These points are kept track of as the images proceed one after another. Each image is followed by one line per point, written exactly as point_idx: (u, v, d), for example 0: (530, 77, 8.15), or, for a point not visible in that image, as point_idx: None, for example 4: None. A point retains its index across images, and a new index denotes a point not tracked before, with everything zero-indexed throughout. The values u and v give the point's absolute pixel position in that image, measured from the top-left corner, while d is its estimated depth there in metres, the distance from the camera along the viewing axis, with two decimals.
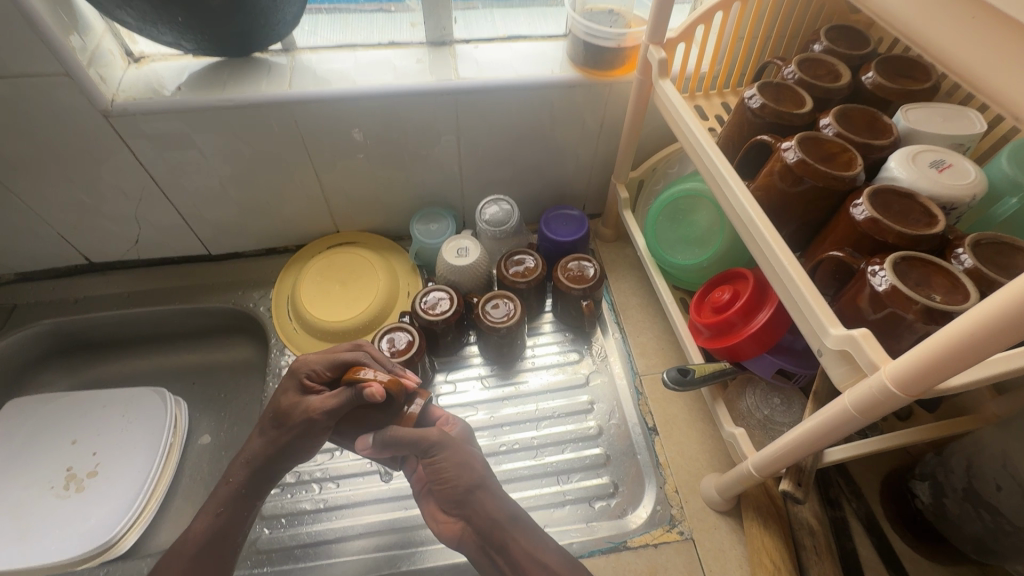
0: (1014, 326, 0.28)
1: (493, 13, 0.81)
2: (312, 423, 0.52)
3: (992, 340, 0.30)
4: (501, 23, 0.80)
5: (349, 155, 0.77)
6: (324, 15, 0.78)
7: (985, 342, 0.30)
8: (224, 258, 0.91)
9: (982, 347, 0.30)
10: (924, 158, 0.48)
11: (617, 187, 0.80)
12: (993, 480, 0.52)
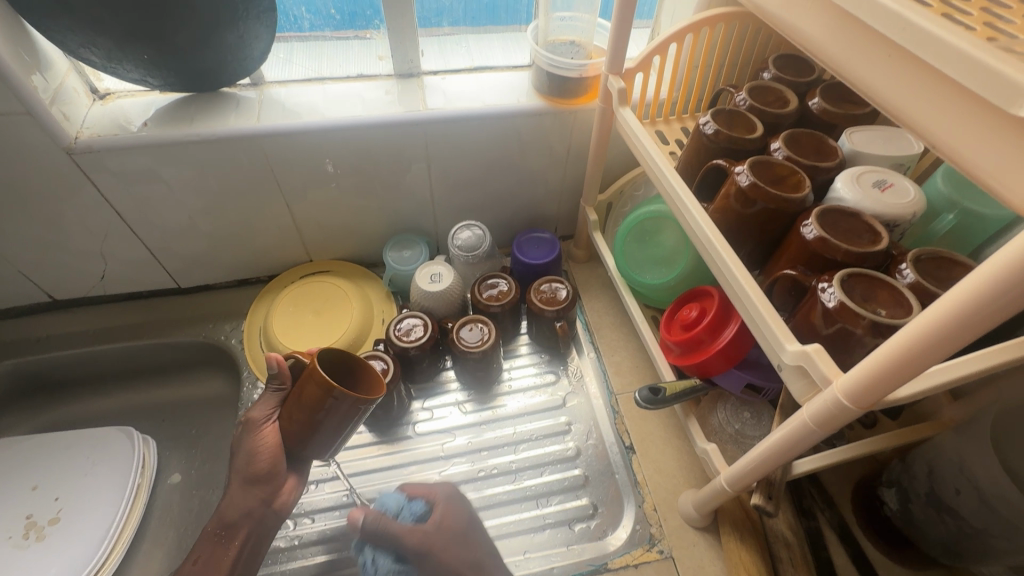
0: (943, 341, 0.30)
1: (464, 38, 0.83)
2: (254, 423, 0.56)
3: (927, 354, 0.31)
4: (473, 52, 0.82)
5: (321, 185, 0.77)
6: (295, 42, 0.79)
7: (920, 357, 0.32)
8: (194, 290, 0.90)
9: (919, 360, 0.32)
10: (867, 179, 0.50)
11: (586, 211, 0.83)
12: (953, 487, 0.53)
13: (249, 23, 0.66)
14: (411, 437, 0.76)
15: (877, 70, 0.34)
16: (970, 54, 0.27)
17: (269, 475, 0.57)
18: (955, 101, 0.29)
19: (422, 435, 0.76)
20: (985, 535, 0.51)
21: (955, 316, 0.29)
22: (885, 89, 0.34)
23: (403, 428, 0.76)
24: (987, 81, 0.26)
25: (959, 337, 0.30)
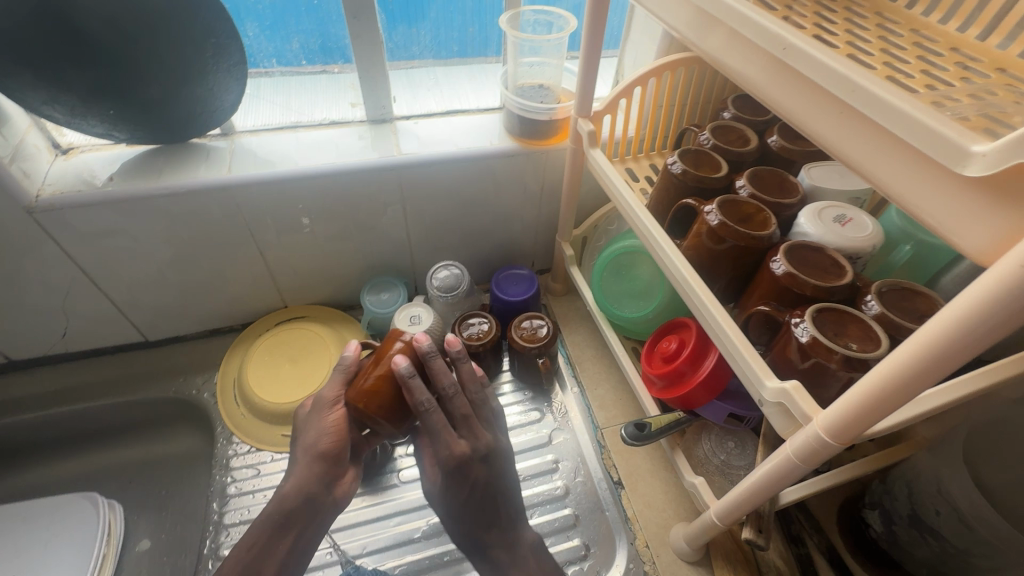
0: (911, 380, 0.32)
1: (434, 71, 0.83)
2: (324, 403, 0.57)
3: (897, 393, 0.33)
4: (442, 87, 0.84)
5: (295, 232, 0.77)
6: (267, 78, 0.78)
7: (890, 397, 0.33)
8: (163, 343, 0.86)
9: (891, 399, 0.33)
10: (829, 213, 0.53)
11: (562, 246, 0.84)
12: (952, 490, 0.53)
13: (218, 77, 0.66)
14: (397, 486, 0.74)
15: (814, 111, 0.34)
16: (921, 120, 0.27)
17: (335, 460, 0.56)
18: (898, 156, 0.29)
19: (408, 482, 0.74)
20: (967, 554, 0.52)
21: (922, 355, 0.30)
22: (839, 141, 0.33)
23: (387, 477, 0.74)
24: (938, 147, 0.26)
25: (928, 376, 0.31)
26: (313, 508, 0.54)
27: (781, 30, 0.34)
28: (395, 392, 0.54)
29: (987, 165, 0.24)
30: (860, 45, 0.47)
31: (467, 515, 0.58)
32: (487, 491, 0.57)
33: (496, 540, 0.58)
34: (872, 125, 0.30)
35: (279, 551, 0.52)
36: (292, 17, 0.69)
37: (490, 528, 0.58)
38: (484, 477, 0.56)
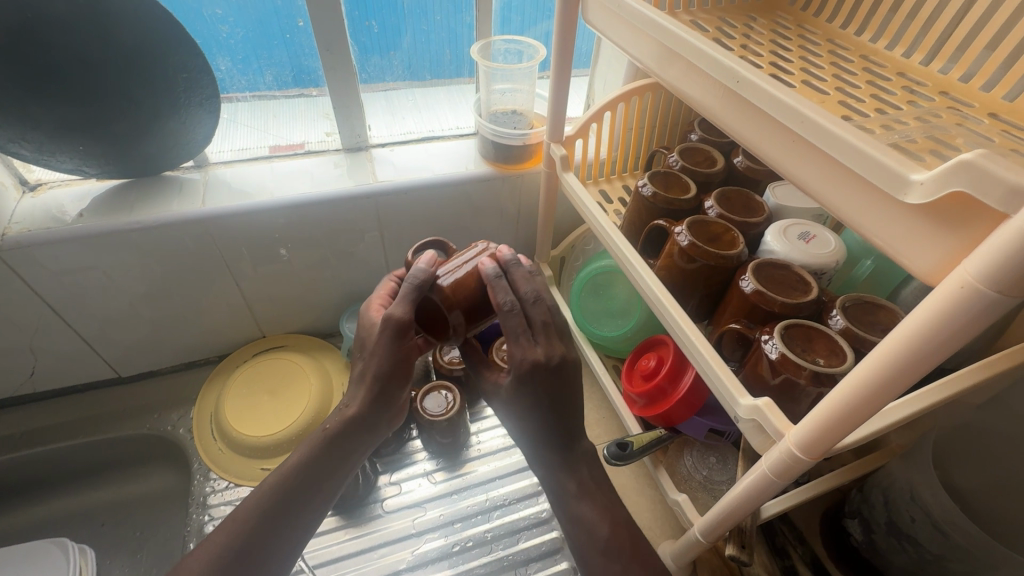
0: (866, 401, 0.32)
1: (413, 92, 0.83)
2: (389, 325, 0.47)
3: (855, 413, 0.33)
4: (421, 109, 0.85)
5: (272, 262, 0.76)
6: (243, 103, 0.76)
7: (854, 419, 0.34)
8: (137, 379, 0.84)
9: (850, 418, 0.34)
10: (793, 231, 0.55)
11: (540, 266, 0.85)
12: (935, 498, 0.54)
13: (191, 110, 0.65)
14: (381, 516, 0.72)
15: (767, 138, 0.36)
16: (863, 149, 0.28)
17: (396, 385, 0.52)
18: (846, 182, 0.31)
19: (392, 512, 0.73)
20: (943, 560, 0.53)
21: (874, 378, 0.31)
22: (793, 166, 0.34)
23: (371, 507, 0.73)
24: (880, 174, 0.28)
25: (883, 395, 0.31)
26: (364, 431, 0.53)
27: (734, 64, 0.36)
28: (476, 294, 0.47)
29: (926, 192, 0.25)
30: (814, 71, 0.50)
31: (530, 419, 0.52)
32: (557, 397, 0.50)
33: (556, 445, 0.53)
34: (820, 153, 0.32)
35: (328, 470, 0.52)
36: (265, 50, 0.70)
37: (550, 436, 0.52)
38: (555, 384, 0.48)
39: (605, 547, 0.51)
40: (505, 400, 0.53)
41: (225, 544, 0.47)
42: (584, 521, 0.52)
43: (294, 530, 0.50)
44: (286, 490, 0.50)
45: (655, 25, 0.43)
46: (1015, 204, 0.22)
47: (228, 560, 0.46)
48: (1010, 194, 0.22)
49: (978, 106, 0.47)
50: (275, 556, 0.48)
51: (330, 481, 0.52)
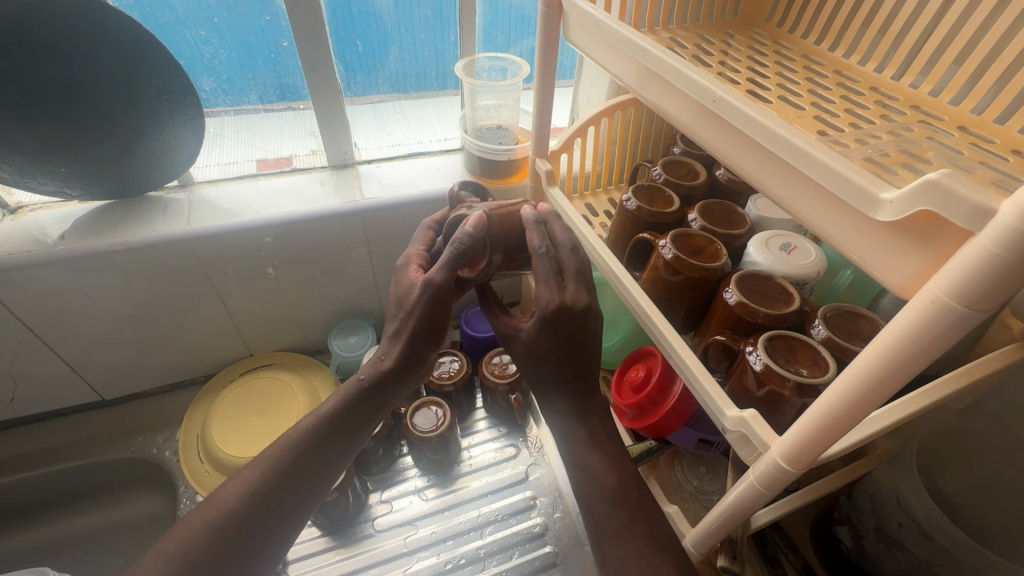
0: (847, 414, 0.32)
1: (401, 105, 0.83)
2: (434, 288, 0.48)
3: (837, 425, 0.34)
4: (410, 120, 0.85)
5: (259, 280, 0.76)
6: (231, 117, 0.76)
7: (837, 431, 0.34)
8: (120, 402, 0.83)
9: (833, 430, 0.34)
10: (775, 242, 0.56)
11: (529, 279, 0.86)
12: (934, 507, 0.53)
13: (174, 131, 0.65)
14: (372, 536, 0.72)
15: (744, 156, 0.36)
16: (836, 169, 0.29)
17: (433, 337, 0.52)
18: (821, 199, 0.31)
19: (384, 530, 0.72)
20: (931, 565, 0.54)
21: (854, 392, 0.31)
22: (770, 183, 0.35)
23: (362, 527, 0.72)
24: (853, 193, 0.28)
25: (864, 407, 0.32)
26: (396, 382, 0.53)
27: (711, 84, 0.37)
28: (513, 237, 0.53)
29: (895, 211, 0.26)
30: (789, 86, 0.51)
31: (546, 367, 0.52)
32: (578, 345, 0.51)
33: (570, 395, 0.54)
34: (795, 171, 0.32)
35: (359, 421, 0.53)
36: (249, 69, 0.70)
37: (564, 384, 0.53)
38: (577, 331, 0.50)
39: (610, 500, 0.51)
40: (521, 350, 0.53)
41: (243, 495, 0.48)
42: (591, 469, 0.52)
43: (312, 484, 0.51)
44: (307, 446, 0.51)
45: (634, 46, 0.44)
46: (979, 223, 0.23)
47: (247, 513, 0.47)
48: (975, 214, 0.23)
49: (948, 119, 0.48)
50: (293, 509, 0.50)
51: (360, 431, 0.53)
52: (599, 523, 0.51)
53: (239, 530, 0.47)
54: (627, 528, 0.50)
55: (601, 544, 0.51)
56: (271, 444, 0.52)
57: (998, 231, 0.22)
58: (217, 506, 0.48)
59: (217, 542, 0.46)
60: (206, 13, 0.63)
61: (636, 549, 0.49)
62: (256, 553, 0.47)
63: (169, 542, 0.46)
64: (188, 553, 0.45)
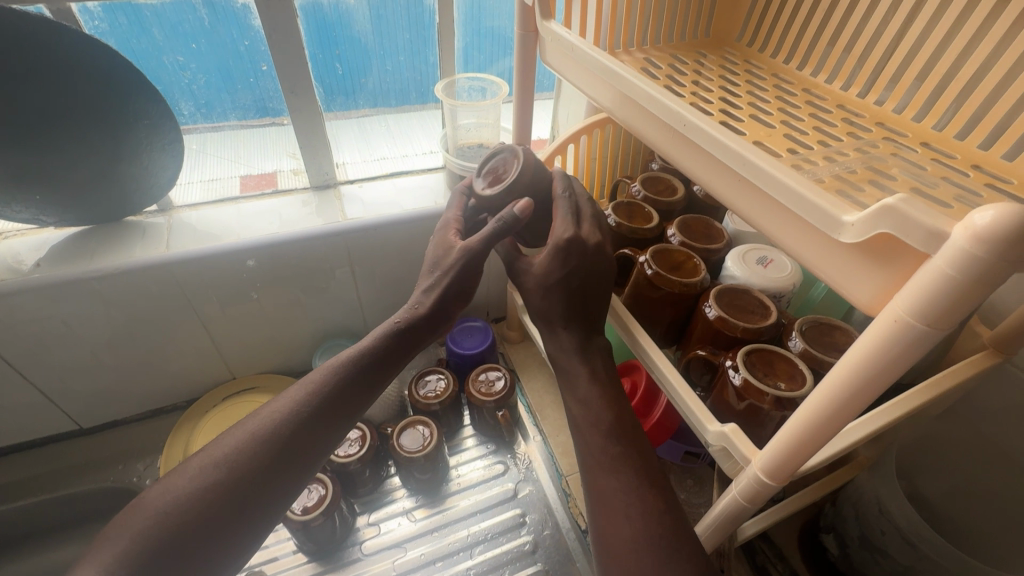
0: (822, 429, 0.33)
1: (387, 118, 0.82)
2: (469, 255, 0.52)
3: (814, 440, 0.34)
4: (395, 134, 0.85)
5: (241, 303, 0.75)
6: (214, 133, 0.74)
7: (813, 445, 0.35)
8: (98, 430, 0.81)
9: (810, 444, 0.35)
10: (752, 256, 0.57)
11: (514, 295, 0.86)
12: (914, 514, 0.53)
13: (152, 155, 0.65)
14: (360, 560, 0.71)
15: (716, 178, 0.37)
16: (800, 192, 0.30)
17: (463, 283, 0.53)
18: (789, 221, 0.32)
19: (372, 554, 0.71)
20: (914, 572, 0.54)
21: (828, 407, 0.32)
22: (742, 205, 0.36)
23: (350, 550, 0.71)
24: (818, 216, 0.29)
25: (837, 421, 0.32)
26: (428, 327, 0.54)
27: (681, 109, 0.38)
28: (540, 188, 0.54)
29: (858, 233, 0.27)
30: (760, 105, 0.53)
31: (555, 301, 0.52)
32: (591, 283, 0.52)
33: (573, 334, 0.53)
34: (764, 194, 0.33)
35: (396, 359, 0.53)
36: (227, 93, 0.70)
37: (571, 320, 0.53)
38: (591, 266, 0.51)
39: (606, 434, 0.49)
40: (531, 287, 0.53)
41: (276, 423, 0.46)
42: (589, 404, 0.51)
43: (340, 424, 0.49)
44: (343, 385, 0.49)
45: (608, 71, 0.45)
46: (935, 246, 0.24)
47: (280, 444, 0.46)
48: (931, 237, 0.24)
49: (911, 136, 0.50)
50: (323, 446, 0.48)
51: (393, 370, 0.53)
52: (592, 454, 0.49)
53: (271, 460, 0.45)
54: (621, 462, 0.48)
55: (589, 476, 0.49)
56: (303, 380, 0.50)
57: (953, 254, 0.23)
58: (246, 434, 0.46)
59: (248, 473, 0.44)
60: (183, 39, 0.63)
61: (626, 482, 0.46)
62: (285, 486, 0.45)
63: (198, 468, 0.43)
64: (219, 479, 0.43)
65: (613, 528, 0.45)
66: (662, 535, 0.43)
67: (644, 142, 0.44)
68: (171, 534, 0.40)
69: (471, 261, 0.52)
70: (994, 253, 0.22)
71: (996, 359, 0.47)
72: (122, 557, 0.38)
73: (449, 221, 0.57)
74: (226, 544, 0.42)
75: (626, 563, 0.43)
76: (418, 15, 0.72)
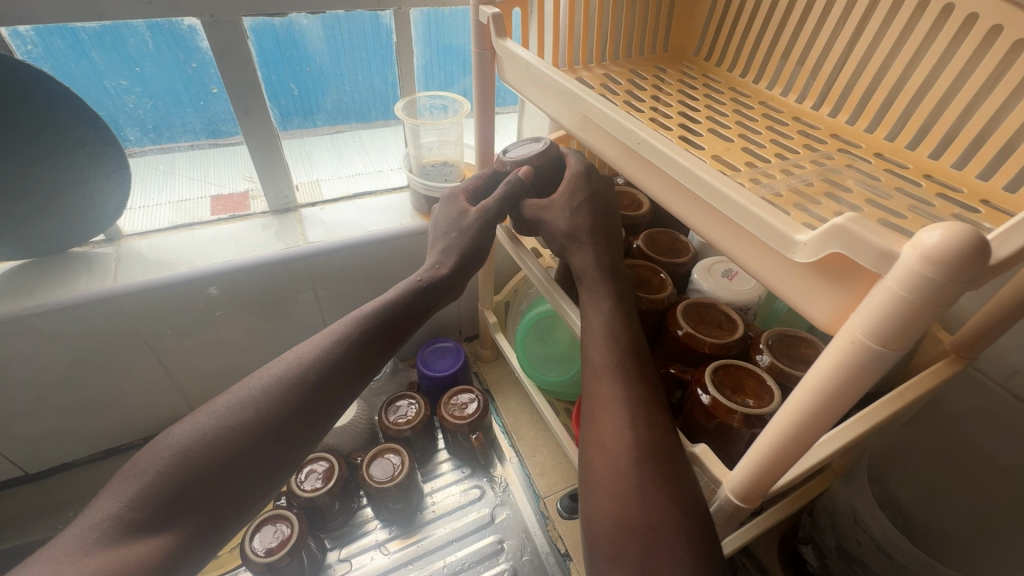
0: (788, 452, 0.33)
1: (359, 135, 0.81)
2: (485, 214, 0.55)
3: (781, 462, 0.34)
4: (368, 149, 0.83)
5: (199, 334, 0.72)
6: (180, 153, 0.71)
7: (780, 468, 0.34)
8: (46, 475, 0.76)
9: (777, 466, 0.34)
10: (717, 269, 0.58)
11: (485, 313, 0.85)
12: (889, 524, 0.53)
13: (97, 184, 0.62)
14: None
15: (671, 196, 0.37)
16: (753, 212, 0.30)
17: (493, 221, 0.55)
18: (746, 241, 0.32)
19: None
20: None
21: (792, 430, 0.31)
22: (698, 222, 0.35)
23: None
24: (772, 236, 0.29)
25: (803, 443, 0.32)
26: (452, 288, 0.55)
27: (635, 127, 0.38)
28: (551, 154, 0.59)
29: (811, 252, 0.27)
30: (718, 119, 0.53)
31: (582, 220, 0.52)
32: (606, 209, 0.54)
33: (598, 252, 0.52)
34: (716, 214, 0.33)
35: (421, 310, 0.52)
36: (176, 117, 0.67)
37: (598, 235, 0.52)
38: (603, 191, 0.55)
39: (622, 348, 0.46)
40: (555, 215, 0.53)
41: (303, 368, 0.44)
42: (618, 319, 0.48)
43: (365, 372, 0.47)
44: (368, 336, 0.48)
45: (564, 90, 0.45)
46: (886, 267, 0.23)
47: (312, 386, 0.44)
48: (882, 257, 0.23)
49: (865, 147, 0.51)
50: (349, 393, 0.46)
51: (419, 321, 0.52)
52: (603, 363, 0.45)
53: (297, 406, 0.43)
54: (635, 373, 0.45)
55: (593, 383, 0.45)
56: (327, 329, 0.48)
57: (903, 275, 0.22)
58: (272, 377, 0.44)
59: (279, 415, 0.42)
60: (126, 64, 0.61)
61: (636, 394, 0.43)
62: (306, 435, 0.44)
63: (222, 407, 0.42)
64: (244, 421, 0.41)
65: (612, 432, 0.41)
66: (664, 449, 0.41)
67: (601, 160, 0.44)
68: (199, 466, 0.39)
69: (418, 298, 0.52)
70: (943, 273, 0.21)
71: (958, 366, 0.48)
72: (145, 489, 0.38)
73: (458, 190, 0.59)
74: (246, 489, 0.41)
75: (620, 467, 0.40)
76: (374, 34, 0.70)
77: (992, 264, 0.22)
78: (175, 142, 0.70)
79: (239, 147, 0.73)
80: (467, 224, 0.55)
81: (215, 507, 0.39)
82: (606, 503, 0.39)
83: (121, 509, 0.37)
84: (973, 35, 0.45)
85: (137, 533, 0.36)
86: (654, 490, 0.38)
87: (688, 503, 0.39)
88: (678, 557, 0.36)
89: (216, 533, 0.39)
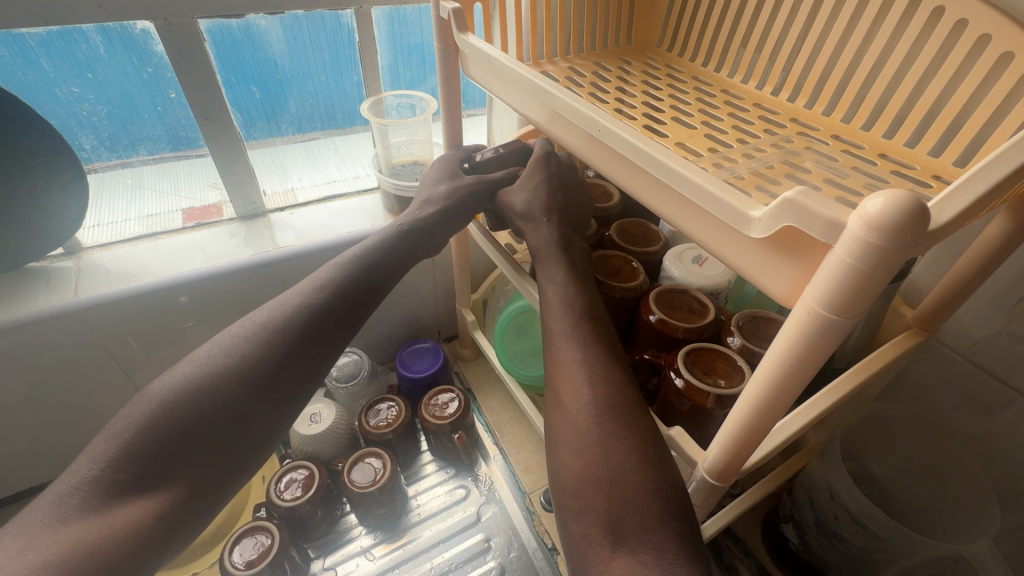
0: (755, 428, 0.33)
1: (333, 141, 0.81)
2: (463, 195, 0.57)
3: (749, 438, 0.34)
4: (342, 154, 0.82)
5: (169, 346, 0.70)
6: (148, 166, 0.70)
7: (749, 445, 0.35)
8: (10, 501, 0.73)
9: (746, 443, 0.35)
10: (688, 256, 0.59)
11: (462, 312, 0.85)
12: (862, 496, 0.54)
13: (51, 196, 0.60)
14: None
15: (634, 180, 0.37)
16: (712, 192, 0.30)
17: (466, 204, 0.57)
18: (707, 221, 0.32)
19: None
20: (868, 553, 0.55)
21: (757, 405, 0.32)
22: (660, 204, 0.35)
23: None
24: (730, 215, 0.29)
25: (769, 419, 0.32)
26: (414, 252, 0.53)
27: (594, 114, 0.38)
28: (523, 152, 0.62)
29: (765, 228, 0.27)
30: (682, 107, 0.54)
31: (538, 201, 0.54)
32: (570, 190, 0.57)
33: (554, 228, 0.53)
34: (676, 197, 0.34)
35: (394, 262, 0.51)
36: (134, 124, 0.66)
37: (552, 213, 0.53)
38: (564, 174, 0.57)
39: (576, 313, 0.46)
40: (522, 195, 0.55)
41: (285, 317, 0.43)
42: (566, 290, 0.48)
43: (358, 315, 0.47)
44: (351, 284, 0.47)
45: (528, 82, 0.45)
46: (835, 236, 0.24)
47: (297, 330, 0.43)
48: (831, 228, 0.24)
49: (823, 130, 0.52)
50: (344, 333, 0.46)
51: (388, 267, 0.50)
52: (558, 326, 0.46)
53: (284, 354, 0.42)
54: (591, 335, 0.45)
55: (551, 350, 0.46)
56: (310, 277, 0.48)
57: (850, 243, 0.23)
58: (255, 326, 0.43)
59: (268, 358, 0.41)
60: (77, 70, 0.59)
61: (591, 355, 0.44)
62: (301, 377, 0.43)
63: (204, 358, 0.41)
64: (231, 365, 0.40)
65: (572, 393, 0.42)
66: (625, 402, 0.41)
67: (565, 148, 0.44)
68: (188, 416, 0.38)
69: (387, 273, 0.50)
70: (887, 239, 0.22)
71: (920, 338, 0.49)
72: (127, 445, 0.37)
73: (449, 161, 0.61)
74: (242, 431, 0.40)
75: (582, 425, 0.40)
76: (336, 33, 0.70)
77: (932, 229, 0.22)
78: (136, 154, 0.69)
79: (205, 159, 0.72)
80: (439, 195, 0.57)
81: (209, 457, 0.38)
82: (573, 461, 0.40)
83: (101, 471, 0.36)
84: (917, 18, 0.46)
85: (123, 496, 0.35)
86: (614, 445, 0.39)
87: (655, 454, 0.39)
88: (645, 502, 0.36)
89: (214, 487, 0.39)
